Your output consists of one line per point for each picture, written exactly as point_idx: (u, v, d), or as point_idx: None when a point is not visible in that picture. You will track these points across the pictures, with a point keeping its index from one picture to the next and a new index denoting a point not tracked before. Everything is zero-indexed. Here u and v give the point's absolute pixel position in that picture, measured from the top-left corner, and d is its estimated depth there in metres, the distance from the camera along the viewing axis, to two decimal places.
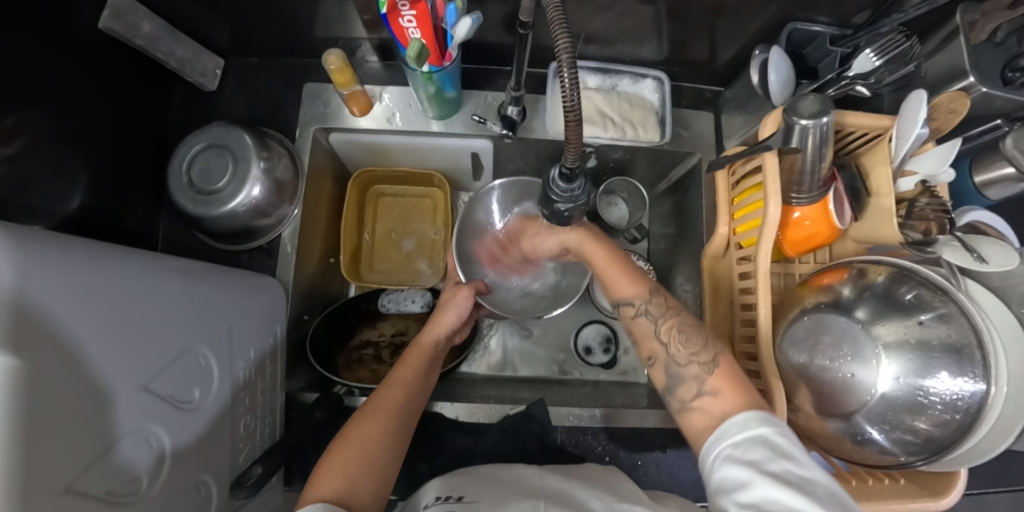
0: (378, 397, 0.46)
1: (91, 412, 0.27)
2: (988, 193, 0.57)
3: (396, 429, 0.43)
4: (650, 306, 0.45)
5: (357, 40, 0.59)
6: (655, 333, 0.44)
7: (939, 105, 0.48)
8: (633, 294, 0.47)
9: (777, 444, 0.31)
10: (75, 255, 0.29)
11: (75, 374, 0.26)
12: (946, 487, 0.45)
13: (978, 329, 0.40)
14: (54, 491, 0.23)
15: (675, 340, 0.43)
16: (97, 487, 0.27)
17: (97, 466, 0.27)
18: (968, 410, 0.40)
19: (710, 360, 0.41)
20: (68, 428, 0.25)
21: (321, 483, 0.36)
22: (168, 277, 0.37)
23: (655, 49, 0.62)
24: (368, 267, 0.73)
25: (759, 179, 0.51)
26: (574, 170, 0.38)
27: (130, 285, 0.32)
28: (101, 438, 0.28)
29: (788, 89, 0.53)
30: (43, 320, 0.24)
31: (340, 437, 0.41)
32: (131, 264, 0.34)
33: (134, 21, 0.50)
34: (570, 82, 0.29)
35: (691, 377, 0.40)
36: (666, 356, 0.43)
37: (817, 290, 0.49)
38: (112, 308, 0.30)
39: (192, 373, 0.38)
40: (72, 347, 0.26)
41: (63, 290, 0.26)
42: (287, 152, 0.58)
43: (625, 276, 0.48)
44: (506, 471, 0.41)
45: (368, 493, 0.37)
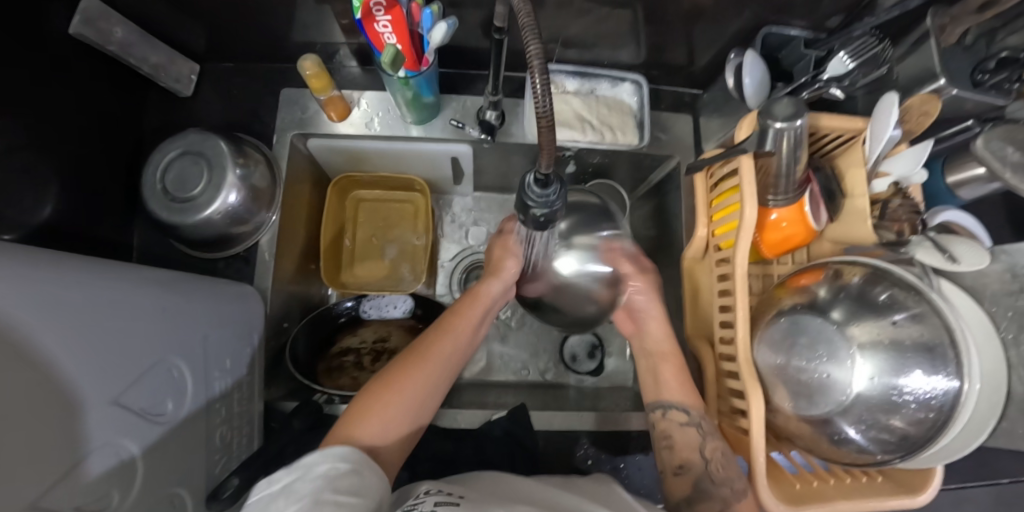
0: (425, 345, 0.47)
1: (60, 423, 0.26)
2: (961, 193, 0.57)
3: (433, 386, 0.45)
4: (704, 421, 0.50)
5: (335, 44, 0.59)
6: (699, 446, 0.48)
7: (913, 107, 0.49)
8: (691, 404, 0.51)
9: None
10: (29, 270, 0.28)
11: (41, 386, 0.25)
12: (921, 484, 0.45)
13: (950, 328, 0.40)
14: (25, 508, 0.23)
15: (716, 458, 0.47)
16: (67, 503, 0.27)
17: (65, 482, 0.27)
18: (942, 408, 0.40)
19: (742, 489, 0.44)
20: (38, 444, 0.24)
21: (356, 424, 0.39)
22: (138, 289, 0.36)
23: (633, 52, 0.62)
24: (349, 273, 0.72)
25: (735, 183, 0.52)
26: (549, 175, 0.38)
27: (96, 296, 0.32)
28: (70, 454, 0.27)
29: (763, 91, 0.52)
30: (8, 333, 0.24)
31: (377, 380, 0.44)
32: (94, 279, 0.33)
33: (105, 27, 0.50)
34: (542, 87, 0.29)
35: (720, 498, 0.44)
36: (703, 469, 0.47)
37: (794, 292, 0.49)
38: (77, 321, 0.29)
39: (166, 384, 0.37)
40: (36, 360, 0.25)
41: (18, 304, 0.25)
42: (264, 158, 0.57)
43: (679, 383, 0.53)
44: (506, 485, 0.40)
45: (390, 448, 0.40)
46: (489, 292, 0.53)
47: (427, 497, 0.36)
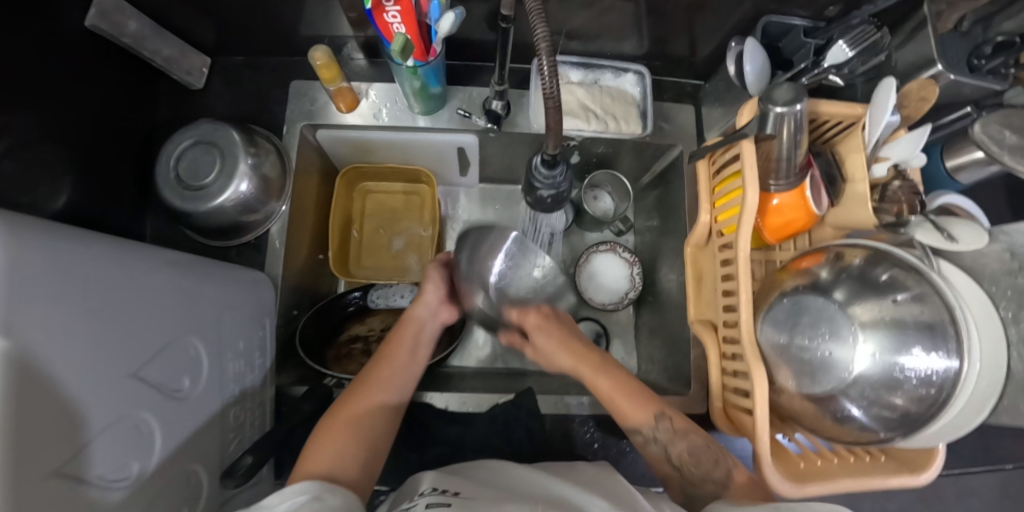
0: (367, 377, 0.52)
1: (81, 394, 0.27)
2: (959, 177, 0.58)
3: (382, 410, 0.49)
4: (658, 433, 0.48)
5: (343, 38, 0.60)
6: (667, 459, 0.47)
7: (910, 92, 0.50)
8: (641, 422, 0.49)
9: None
10: (63, 241, 0.29)
11: (64, 357, 0.26)
12: (924, 463, 0.45)
13: (951, 307, 0.41)
14: (42, 475, 0.24)
15: (686, 460, 0.46)
16: (87, 472, 0.28)
17: (87, 451, 0.28)
18: (943, 385, 0.41)
19: (723, 477, 0.44)
20: (56, 414, 0.25)
21: (312, 461, 0.42)
22: (161, 267, 0.37)
23: (636, 44, 0.63)
24: (356, 264, 0.74)
25: (736, 168, 0.53)
26: (556, 156, 0.39)
27: (121, 272, 0.33)
28: (91, 423, 0.28)
29: (763, 78, 0.53)
30: (34, 304, 0.24)
31: (327, 420, 0.47)
32: (122, 254, 0.34)
33: (120, 19, 0.51)
34: (549, 73, 0.32)
35: (712, 496, 0.42)
36: (679, 477, 0.46)
37: (797, 274, 0.50)
38: (99, 295, 0.30)
39: (182, 362, 0.38)
40: (61, 332, 0.26)
41: (47, 276, 0.26)
42: (274, 148, 0.58)
43: (631, 404, 0.50)
44: (506, 479, 0.41)
45: (353, 470, 0.43)
46: (417, 316, 0.58)
47: (422, 498, 0.38)
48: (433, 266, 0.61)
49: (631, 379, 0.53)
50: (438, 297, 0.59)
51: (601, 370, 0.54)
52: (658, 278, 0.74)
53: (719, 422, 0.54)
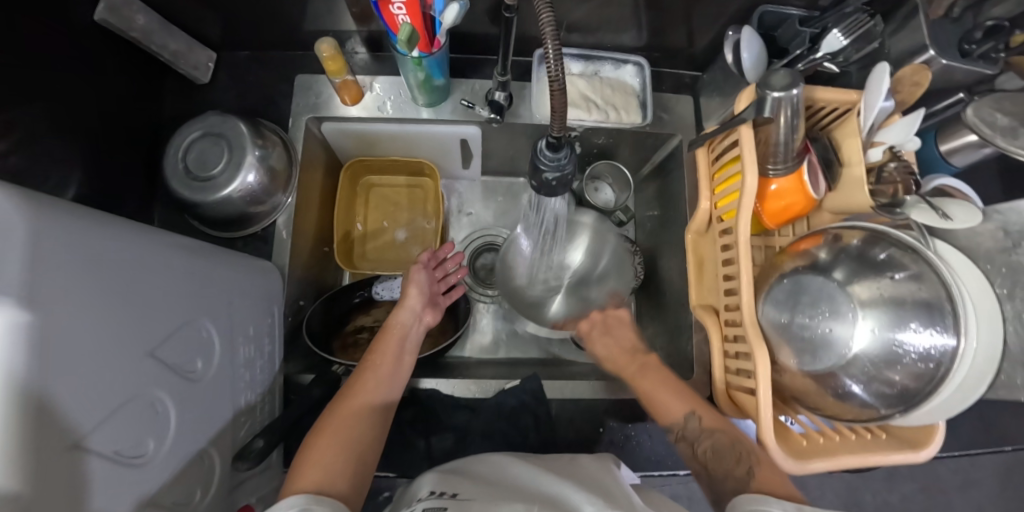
0: (353, 384, 0.50)
1: (100, 369, 0.28)
2: (954, 160, 0.58)
3: (373, 414, 0.47)
4: (687, 431, 0.49)
5: (347, 32, 0.61)
6: (695, 456, 0.48)
7: (904, 78, 0.51)
8: (672, 420, 0.50)
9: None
10: (85, 218, 0.29)
11: (83, 332, 0.26)
12: (926, 439, 0.46)
13: (947, 285, 0.42)
14: (64, 447, 0.24)
15: (712, 457, 0.46)
16: (106, 446, 0.28)
17: (106, 426, 0.28)
18: (941, 359, 0.41)
19: (744, 472, 0.42)
20: (74, 390, 0.26)
21: (300, 477, 0.39)
22: (175, 250, 0.38)
23: (635, 36, 0.64)
24: (360, 256, 0.74)
25: (735, 154, 0.54)
26: (560, 139, 0.40)
27: (138, 253, 0.33)
28: (109, 398, 0.29)
29: (760, 66, 0.54)
30: (54, 280, 0.25)
31: (314, 433, 0.44)
32: (140, 235, 0.34)
33: (128, 14, 0.51)
34: (555, 60, 0.33)
35: (732, 490, 0.42)
36: (707, 473, 0.46)
37: (796, 256, 0.51)
38: (118, 273, 0.30)
39: (195, 344, 0.39)
40: (81, 306, 0.26)
41: (70, 251, 0.27)
42: (280, 141, 0.59)
43: (662, 400, 0.51)
44: (503, 477, 0.42)
45: (346, 481, 0.40)
46: (399, 319, 0.57)
47: (419, 502, 0.39)
48: (415, 269, 0.62)
49: (673, 379, 0.54)
50: (420, 301, 0.60)
51: (642, 373, 0.55)
52: (659, 267, 0.74)
53: (723, 405, 0.55)
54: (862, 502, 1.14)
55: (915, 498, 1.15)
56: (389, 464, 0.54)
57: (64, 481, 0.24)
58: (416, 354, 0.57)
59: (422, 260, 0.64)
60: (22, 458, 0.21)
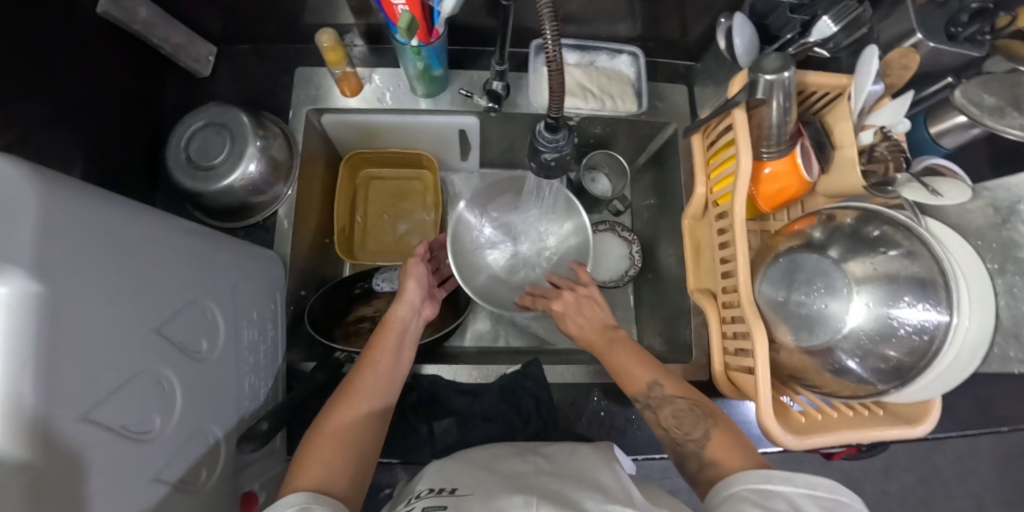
0: (352, 380, 0.49)
1: (109, 342, 0.28)
2: (944, 142, 0.59)
3: (373, 410, 0.47)
4: (650, 400, 0.48)
5: (346, 25, 0.62)
6: (659, 423, 0.48)
7: (893, 62, 0.52)
8: (636, 389, 0.50)
9: (792, 493, 0.34)
10: (96, 193, 0.30)
11: (94, 304, 0.27)
12: (923, 415, 0.46)
13: (940, 260, 0.42)
14: (75, 417, 0.25)
15: (673, 423, 0.46)
16: (115, 421, 0.29)
17: (114, 399, 0.29)
18: (935, 333, 0.41)
19: (701, 436, 0.44)
20: (85, 366, 0.26)
21: (301, 475, 0.39)
22: (181, 232, 0.38)
23: (630, 26, 0.65)
24: (361, 248, 0.75)
25: (729, 138, 0.55)
26: (558, 120, 0.41)
27: (146, 232, 0.33)
28: (118, 373, 0.29)
29: (752, 51, 0.55)
30: (68, 252, 0.25)
31: (313, 430, 0.44)
32: (150, 215, 0.35)
33: (131, 6, 0.52)
34: (553, 43, 0.34)
35: (692, 452, 0.43)
36: (670, 438, 0.46)
37: (790, 236, 0.53)
38: (128, 249, 0.31)
39: (200, 324, 0.39)
40: (92, 279, 0.27)
41: (84, 223, 0.27)
42: (281, 132, 0.60)
43: (628, 368, 0.51)
44: (502, 467, 0.42)
45: (346, 479, 0.41)
46: (398, 313, 0.56)
47: (418, 500, 0.39)
48: (414, 263, 0.61)
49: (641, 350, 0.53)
50: (419, 295, 0.59)
51: (614, 345, 0.54)
52: (656, 255, 0.75)
53: (722, 385, 0.55)
54: (861, 492, 1.14)
55: (914, 488, 1.15)
56: (391, 449, 0.55)
57: (74, 451, 0.24)
58: (414, 349, 0.57)
59: (420, 252, 0.62)
60: (33, 424, 0.22)
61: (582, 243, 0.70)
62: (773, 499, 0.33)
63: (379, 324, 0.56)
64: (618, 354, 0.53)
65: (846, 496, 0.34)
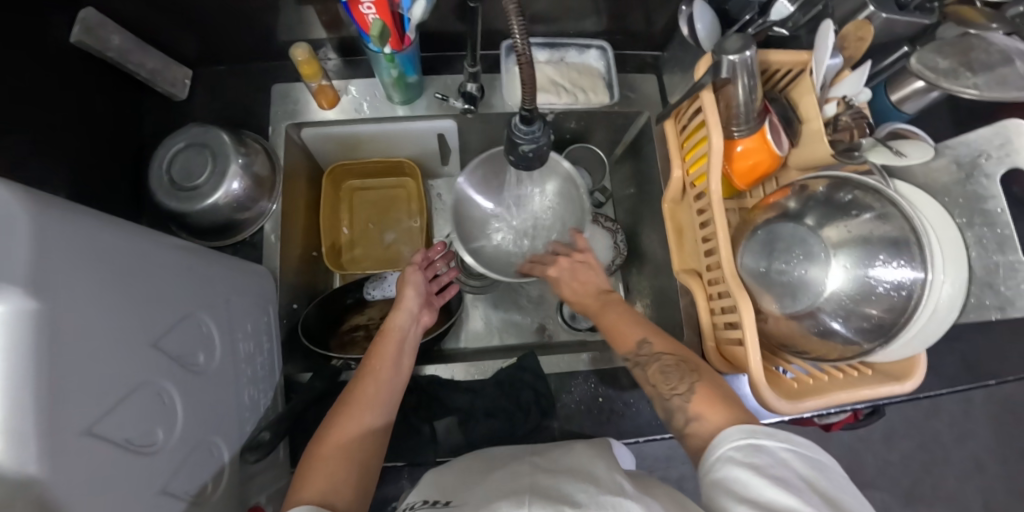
0: (353, 389, 0.49)
1: (108, 358, 0.28)
2: (906, 107, 0.62)
3: (375, 414, 0.47)
4: (638, 357, 0.49)
5: (319, 40, 0.63)
6: (646, 380, 0.48)
7: (848, 35, 0.53)
8: (626, 347, 0.51)
9: (778, 449, 0.34)
10: (84, 212, 0.30)
11: (90, 322, 0.27)
12: (909, 370, 0.47)
13: (912, 222, 0.44)
14: (79, 431, 0.25)
15: (661, 381, 0.46)
16: (118, 435, 0.29)
17: (116, 416, 0.29)
18: (912, 287, 0.43)
19: (687, 390, 0.44)
20: (86, 382, 0.26)
21: (304, 487, 0.40)
22: (172, 249, 0.39)
23: (596, 21, 0.67)
24: (349, 258, 0.76)
25: (700, 121, 0.56)
26: (532, 112, 0.42)
27: (135, 247, 0.34)
28: (118, 388, 0.29)
29: (714, 35, 0.57)
30: (60, 269, 0.25)
31: (316, 440, 0.44)
32: (141, 234, 0.35)
33: (104, 34, 0.52)
34: (522, 39, 0.34)
35: (678, 408, 0.43)
36: (656, 395, 0.46)
37: (766, 208, 0.54)
38: (120, 265, 0.31)
39: (196, 337, 0.40)
40: (87, 297, 0.27)
41: (76, 245, 0.27)
42: (262, 148, 0.60)
43: (619, 326, 0.53)
44: (502, 473, 0.42)
45: (349, 487, 0.41)
46: (396, 321, 0.56)
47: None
48: (410, 271, 0.63)
49: (630, 310, 0.55)
50: (418, 302, 0.60)
51: (605, 308, 0.57)
52: (640, 242, 0.77)
53: (716, 362, 0.55)
54: (864, 462, 1.15)
55: (915, 455, 1.16)
56: (395, 452, 0.55)
57: (80, 465, 0.25)
58: (415, 354, 0.57)
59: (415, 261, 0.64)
60: (39, 438, 0.22)
61: (569, 209, 0.72)
62: (755, 457, 0.33)
63: (378, 331, 0.56)
64: (608, 316, 0.55)
65: (826, 454, 0.35)
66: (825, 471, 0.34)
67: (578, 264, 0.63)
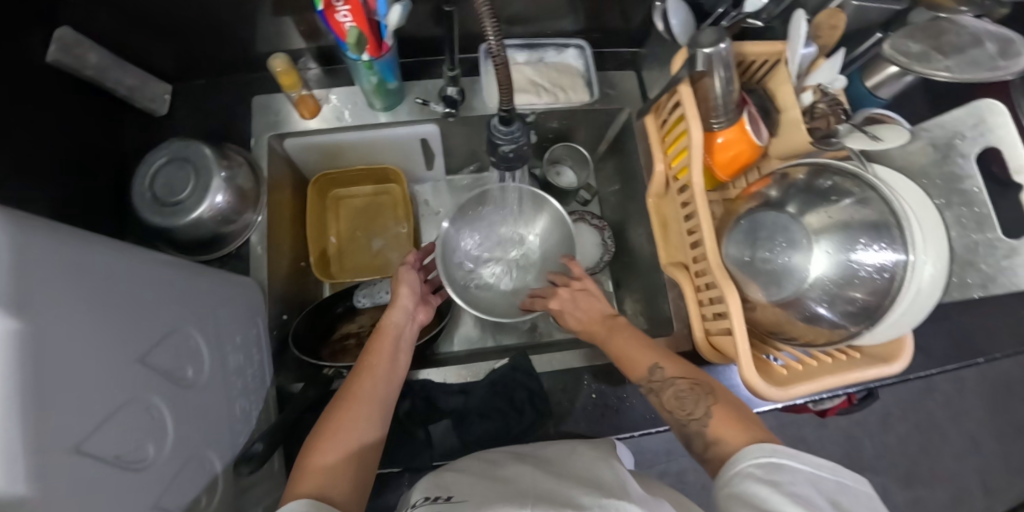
0: (351, 385, 0.49)
1: (96, 375, 0.28)
2: (881, 93, 0.62)
3: (373, 411, 0.46)
4: (651, 383, 0.48)
5: (298, 51, 0.64)
6: (660, 405, 0.48)
7: (822, 23, 0.55)
8: (638, 374, 0.50)
9: (801, 470, 0.35)
10: (65, 230, 0.30)
11: (76, 339, 0.27)
12: (898, 351, 0.47)
13: (893, 206, 0.44)
14: (69, 449, 0.25)
15: (676, 405, 0.46)
16: (108, 452, 0.29)
17: (105, 432, 0.29)
18: (894, 269, 0.43)
19: (704, 415, 0.44)
20: (74, 399, 0.26)
21: (301, 482, 0.40)
22: (156, 264, 0.38)
23: (573, 20, 0.67)
24: (338, 267, 0.76)
25: (679, 114, 0.56)
26: (511, 113, 0.43)
27: (119, 263, 0.33)
28: (107, 404, 0.29)
29: (689, 30, 0.58)
30: (44, 287, 0.25)
31: (314, 434, 0.44)
32: (125, 250, 0.35)
33: (80, 54, 0.51)
34: (497, 43, 0.35)
35: (697, 433, 0.44)
36: (673, 420, 0.46)
37: (748, 198, 0.55)
38: (104, 281, 0.31)
39: (184, 351, 0.39)
40: (73, 315, 0.27)
41: (59, 263, 0.27)
42: (245, 161, 0.60)
43: (630, 353, 0.51)
44: (503, 473, 0.42)
45: (348, 484, 0.41)
46: (393, 318, 0.56)
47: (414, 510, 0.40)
48: (403, 271, 0.62)
49: (640, 334, 0.53)
50: (413, 301, 0.59)
51: (613, 332, 0.55)
52: (627, 238, 0.77)
53: (706, 353, 0.56)
54: (862, 447, 1.16)
55: (913, 438, 1.17)
56: (390, 459, 0.55)
57: (72, 482, 0.25)
58: (412, 353, 0.56)
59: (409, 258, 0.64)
60: (30, 457, 0.22)
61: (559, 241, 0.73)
62: (777, 476, 0.34)
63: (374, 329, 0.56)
64: (616, 340, 0.54)
65: (843, 475, 0.36)
66: (838, 492, 0.35)
67: (577, 294, 0.62)
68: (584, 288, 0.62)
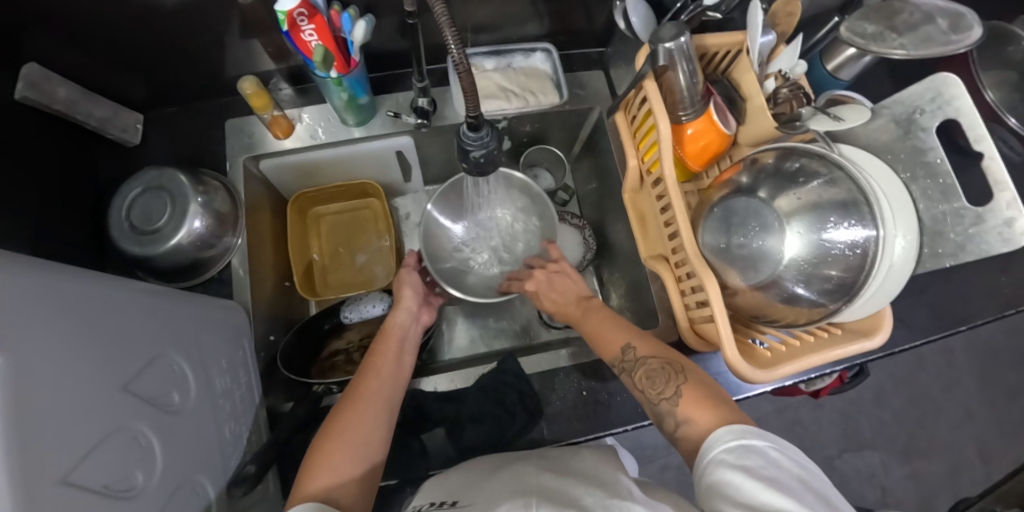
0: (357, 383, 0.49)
1: (80, 405, 0.28)
2: (842, 74, 0.63)
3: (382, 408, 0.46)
4: (624, 363, 0.49)
5: (268, 72, 0.65)
6: (633, 385, 0.48)
7: (778, 11, 0.55)
8: (613, 354, 0.51)
9: (769, 449, 0.34)
10: (39, 262, 0.30)
11: (56, 370, 0.27)
12: (878, 326, 0.48)
13: (860, 185, 0.45)
14: (56, 480, 0.25)
15: (647, 384, 0.46)
16: (96, 482, 0.28)
17: (91, 463, 0.28)
18: (866, 244, 0.44)
19: (674, 394, 0.43)
20: (58, 431, 0.26)
21: (309, 481, 0.40)
22: (134, 292, 0.38)
23: (537, 25, 0.68)
24: (322, 283, 0.76)
25: (647, 109, 0.57)
26: (478, 118, 0.43)
27: (96, 293, 0.33)
28: (92, 434, 0.29)
29: (649, 26, 0.59)
30: (21, 320, 0.25)
31: (320, 433, 0.44)
32: (101, 279, 0.35)
33: (49, 88, 0.52)
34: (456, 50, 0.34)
35: (667, 412, 0.43)
36: (646, 400, 0.46)
37: (720, 186, 0.55)
38: (82, 310, 0.31)
39: (168, 378, 0.39)
40: (51, 346, 0.27)
41: (35, 295, 0.27)
42: (222, 185, 0.60)
43: (605, 333, 0.53)
44: (505, 472, 0.42)
45: (354, 483, 0.41)
46: (395, 318, 0.57)
47: None
48: (408, 272, 0.63)
49: (615, 315, 0.55)
50: (416, 301, 0.60)
51: (590, 312, 0.57)
52: (607, 235, 0.78)
53: (691, 342, 0.56)
54: (859, 425, 1.17)
55: (908, 412, 1.18)
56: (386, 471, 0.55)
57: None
58: (417, 353, 0.57)
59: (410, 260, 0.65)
60: (17, 490, 0.22)
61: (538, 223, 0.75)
62: (745, 460, 0.34)
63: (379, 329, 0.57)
64: (592, 321, 0.56)
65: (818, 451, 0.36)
66: (808, 467, 0.35)
67: (553, 277, 0.63)
68: (559, 271, 0.64)
